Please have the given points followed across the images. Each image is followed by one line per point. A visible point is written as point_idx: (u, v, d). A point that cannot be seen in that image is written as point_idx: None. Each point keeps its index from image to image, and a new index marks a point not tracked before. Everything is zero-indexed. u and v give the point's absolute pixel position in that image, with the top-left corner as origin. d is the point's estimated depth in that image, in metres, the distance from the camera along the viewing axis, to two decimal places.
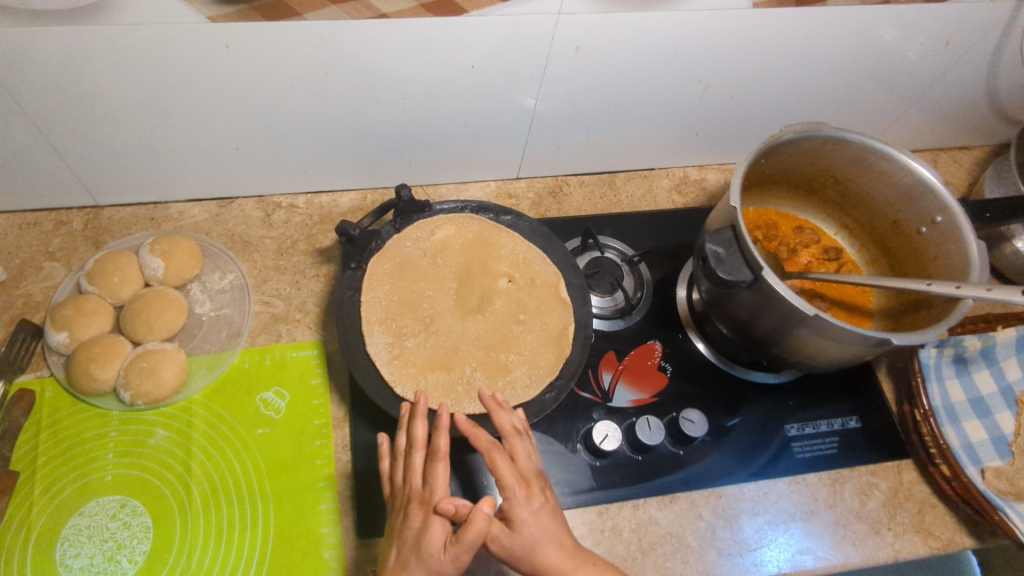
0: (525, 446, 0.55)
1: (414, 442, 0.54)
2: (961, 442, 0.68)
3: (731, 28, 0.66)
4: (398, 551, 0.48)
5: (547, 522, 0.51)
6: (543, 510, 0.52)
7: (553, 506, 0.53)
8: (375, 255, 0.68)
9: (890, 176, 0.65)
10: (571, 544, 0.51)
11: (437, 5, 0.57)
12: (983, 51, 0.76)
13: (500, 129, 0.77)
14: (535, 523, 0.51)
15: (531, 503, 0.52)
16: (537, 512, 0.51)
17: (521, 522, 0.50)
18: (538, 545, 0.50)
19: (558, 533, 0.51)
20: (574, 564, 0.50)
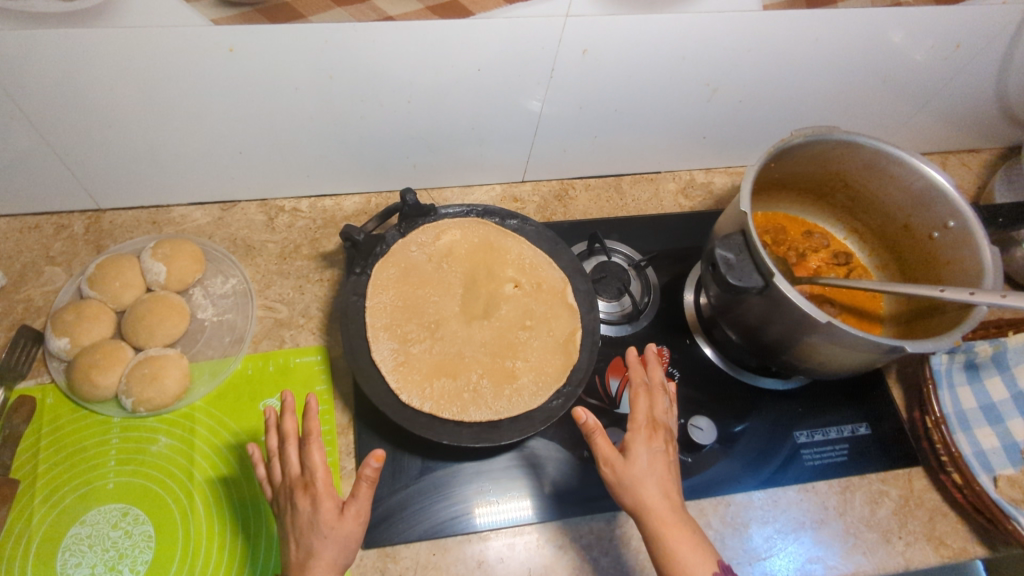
0: (666, 402, 0.59)
1: (285, 433, 0.56)
2: (973, 450, 0.67)
3: (739, 31, 0.65)
4: (298, 540, 0.51)
5: (662, 469, 0.54)
6: (661, 456, 0.54)
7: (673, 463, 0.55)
8: (380, 260, 0.67)
9: (901, 180, 0.64)
10: (674, 496, 0.53)
11: (443, 7, 0.56)
12: (993, 55, 0.75)
13: (505, 132, 0.76)
14: (652, 462, 0.53)
15: (652, 444, 0.55)
16: (654, 455, 0.54)
17: (637, 457, 0.53)
18: (645, 481, 0.52)
19: (666, 481, 0.53)
20: (672, 519, 0.51)
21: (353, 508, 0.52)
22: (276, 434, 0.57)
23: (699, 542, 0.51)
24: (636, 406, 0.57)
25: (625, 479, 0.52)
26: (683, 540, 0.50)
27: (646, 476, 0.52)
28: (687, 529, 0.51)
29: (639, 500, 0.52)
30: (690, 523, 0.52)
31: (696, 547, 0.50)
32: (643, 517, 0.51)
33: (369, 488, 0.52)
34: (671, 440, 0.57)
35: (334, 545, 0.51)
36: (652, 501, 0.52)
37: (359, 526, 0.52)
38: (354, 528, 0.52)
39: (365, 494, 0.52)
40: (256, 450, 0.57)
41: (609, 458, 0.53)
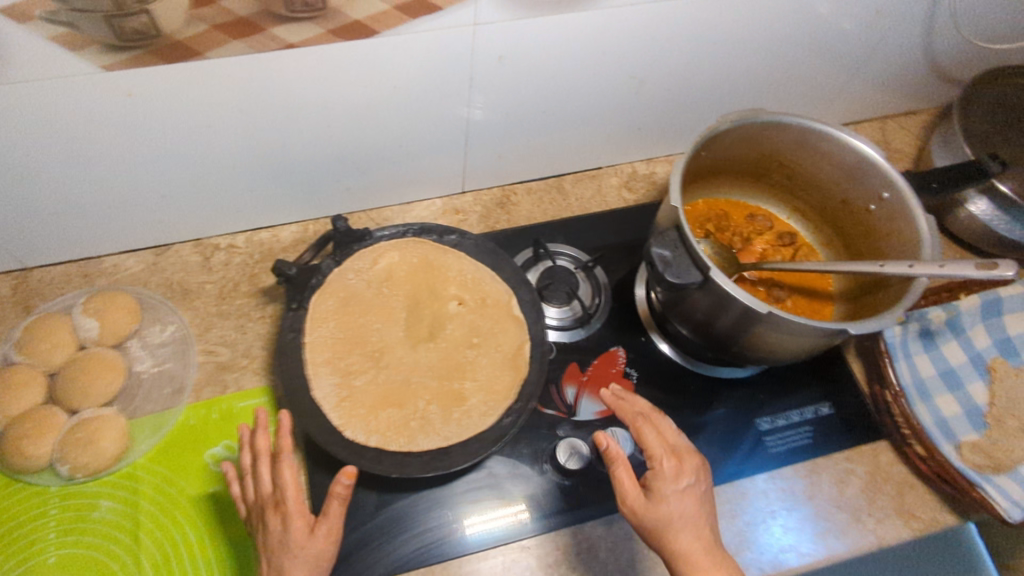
0: (670, 427, 0.60)
1: (258, 451, 0.56)
2: (935, 420, 0.66)
3: (653, 20, 0.64)
4: (270, 560, 0.51)
5: (693, 506, 0.54)
6: (689, 493, 0.55)
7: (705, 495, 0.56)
8: (316, 293, 0.64)
9: (832, 155, 0.64)
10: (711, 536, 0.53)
11: (345, 29, 0.54)
12: (915, 17, 0.74)
13: (435, 146, 0.73)
14: (684, 501, 0.54)
15: (678, 481, 0.55)
16: (684, 494, 0.54)
17: (666, 497, 0.54)
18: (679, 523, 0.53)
19: (699, 523, 0.53)
20: (710, 563, 0.52)
21: (325, 526, 0.52)
22: (248, 452, 0.57)
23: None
24: (646, 438, 0.58)
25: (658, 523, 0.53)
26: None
27: (683, 520, 0.53)
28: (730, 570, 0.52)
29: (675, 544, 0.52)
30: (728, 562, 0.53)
31: None
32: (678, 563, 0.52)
33: (338, 505, 0.52)
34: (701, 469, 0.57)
35: (304, 565, 0.51)
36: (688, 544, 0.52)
37: (330, 544, 0.52)
38: (325, 546, 0.52)
39: (336, 511, 0.52)
40: (229, 468, 0.57)
41: (636, 500, 0.54)
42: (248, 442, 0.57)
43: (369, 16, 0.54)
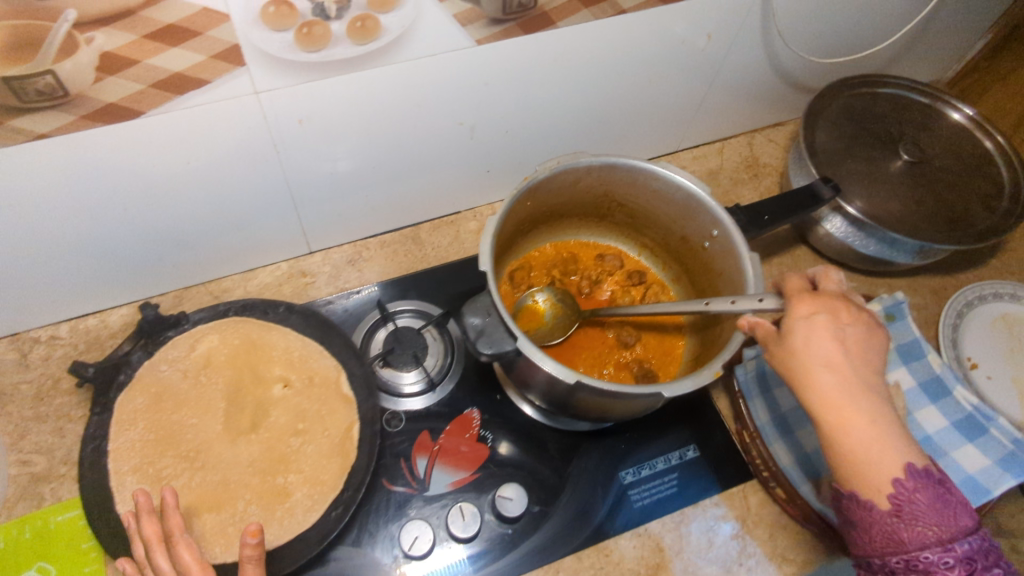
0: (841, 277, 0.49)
1: (147, 540, 0.49)
2: (796, 458, 0.64)
3: (464, 68, 0.59)
4: None
5: (818, 342, 0.44)
6: (822, 323, 0.45)
7: (842, 329, 0.45)
8: (123, 391, 0.59)
9: (663, 194, 0.61)
10: (863, 367, 0.44)
11: (102, 113, 0.48)
12: (751, 35, 0.72)
13: (261, 214, 0.67)
14: (805, 340, 0.44)
15: (797, 317, 0.46)
16: (812, 321, 0.45)
17: (823, 334, 0.44)
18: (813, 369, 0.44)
19: (829, 355, 0.44)
20: (844, 401, 0.43)
21: None
22: (140, 544, 0.50)
23: (887, 428, 0.43)
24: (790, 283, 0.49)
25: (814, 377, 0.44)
26: (883, 431, 0.42)
27: (831, 365, 0.43)
28: (866, 405, 0.43)
29: (832, 389, 0.43)
30: (854, 393, 0.43)
31: (872, 423, 0.42)
32: (827, 420, 0.43)
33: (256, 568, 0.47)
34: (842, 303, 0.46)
35: None
36: (861, 389, 0.43)
37: None
38: None
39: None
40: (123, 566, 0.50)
41: (791, 352, 0.45)
42: (138, 532, 0.51)
43: (125, 99, 0.48)
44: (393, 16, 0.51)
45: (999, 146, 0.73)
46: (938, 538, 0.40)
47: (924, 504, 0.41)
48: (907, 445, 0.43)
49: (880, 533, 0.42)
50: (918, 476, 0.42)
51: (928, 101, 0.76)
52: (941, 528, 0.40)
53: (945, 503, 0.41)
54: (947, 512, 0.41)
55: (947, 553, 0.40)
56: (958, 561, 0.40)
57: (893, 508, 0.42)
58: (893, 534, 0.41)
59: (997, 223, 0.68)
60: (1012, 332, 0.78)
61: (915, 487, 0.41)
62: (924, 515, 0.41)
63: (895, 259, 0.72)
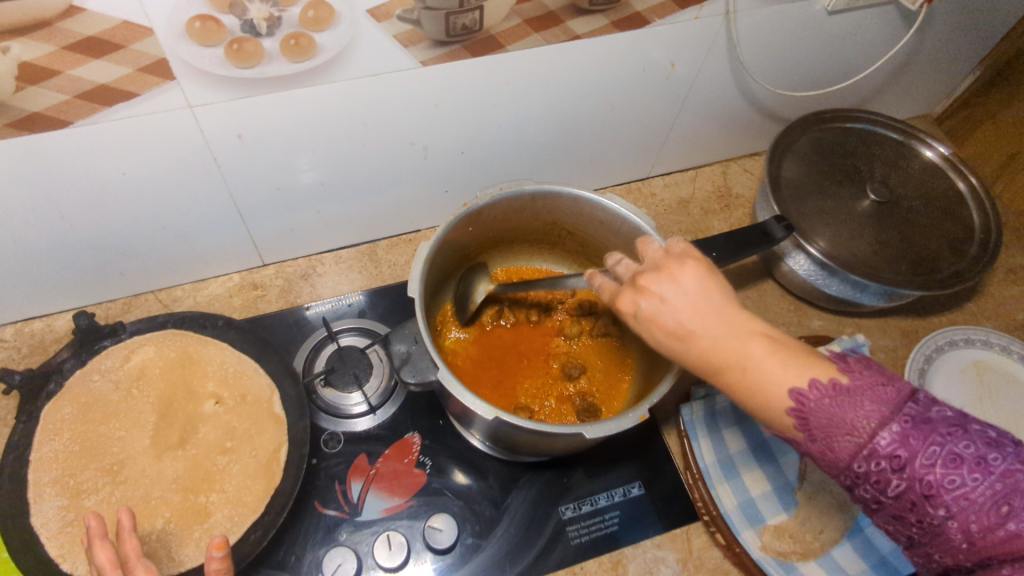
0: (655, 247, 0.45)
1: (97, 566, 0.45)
2: (739, 502, 0.63)
3: (412, 89, 0.59)
4: None
5: (656, 328, 0.39)
6: (677, 291, 0.39)
7: (668, 303, 0.39)
8: (52, 400, 0.58)
9: (610, 224, 0.61)
10: (705, 320, 0.38)
11: (27, 121, 0.47)
12: (719, 63, 0.70)
13: (211, 225, 0.67)
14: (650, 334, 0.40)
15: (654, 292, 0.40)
16: (665, 293, 0.39)
17: (657, 319, 0.39)
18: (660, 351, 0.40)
19: (704, 321, 0.38)
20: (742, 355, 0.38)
21: None
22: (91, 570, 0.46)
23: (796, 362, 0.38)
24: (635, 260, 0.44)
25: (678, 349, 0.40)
26: (780, 360, 0.38)
27: (681, 343, 0.39)
28: (733, 349, 0.38)
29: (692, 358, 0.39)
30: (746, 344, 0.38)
31: (782, 362, 0.37)
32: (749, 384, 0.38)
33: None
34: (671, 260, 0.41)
35: None
36: (710, 345, 0.38)
37: None
38: None
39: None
40: None
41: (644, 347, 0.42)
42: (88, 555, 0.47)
43: (50, 108, 0.47)
44: (327, 34, 0.50)
45: (971, 188, 0.75)
46: (858, 444, 0.36)
47: (826, 418, 0.36)
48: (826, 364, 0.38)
49: (817, 460, 0.38)
50: (807, 393, 0.37)
51: (902, 137, 0.78)
52: (854, 433, 0.36)
53: (854, 402, 0.36)
54: (857, 413, 0.36)
55: (872, 460, 0.35)
56: (885, 461, 0.35)
57: (805, 433, 0.37)
58: (825, 459, 0.37)
59: (964, 269, 0.69)
60: (983, 379, 0.75)
61: (811, 404, 0.37)
62: (835, 427, 0.36)
63: (861, 299, 0.72)
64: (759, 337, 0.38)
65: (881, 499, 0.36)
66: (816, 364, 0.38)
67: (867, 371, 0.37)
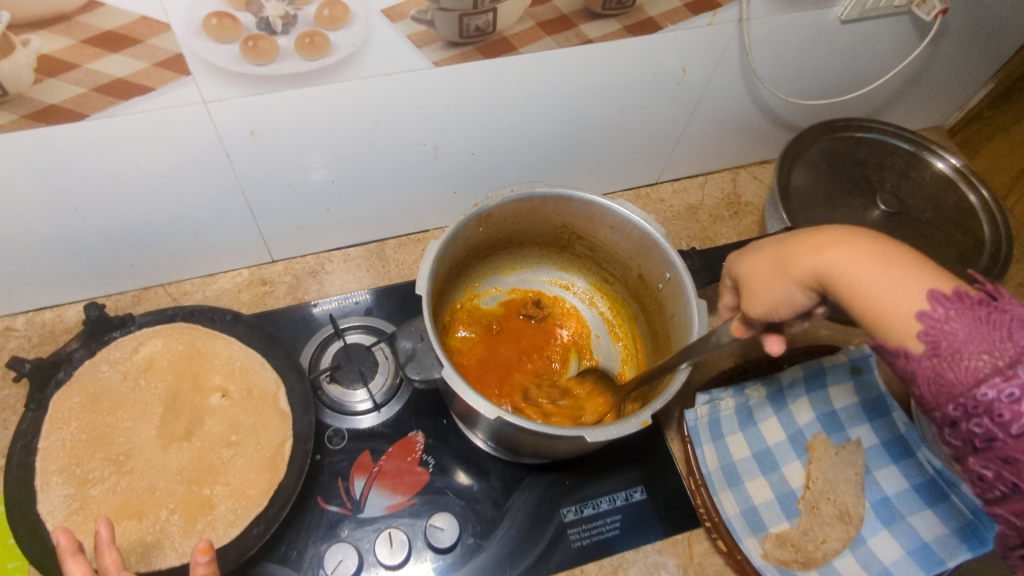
0: None
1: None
2: (741, 509, 0.63)
3: (424, 90, 0.59)
4: None
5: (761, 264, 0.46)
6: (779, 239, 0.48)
7: (773, 245, 0.46)
8: (60, 389, 0.59)
9: (621, 230, 0.61)
10: (834, 243, 0.42)
11: (44, 113, 0.48)
12: (732, 70, 0.70)
13: (221, 220, 0.68)
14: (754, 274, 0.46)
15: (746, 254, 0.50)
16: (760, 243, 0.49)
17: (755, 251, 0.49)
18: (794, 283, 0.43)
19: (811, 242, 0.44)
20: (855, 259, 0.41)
21: None
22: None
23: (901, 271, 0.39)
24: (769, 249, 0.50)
25: (802, 258, 0.43)
26: (887, 266, 0.40)
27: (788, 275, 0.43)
28: (863, 260, 0.40)
29: (818, 270, 0.42)
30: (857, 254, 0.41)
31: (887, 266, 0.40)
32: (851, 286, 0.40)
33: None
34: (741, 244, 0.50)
35: None
36: (839, 258, 0.41)
37: None
38: None
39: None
40: None
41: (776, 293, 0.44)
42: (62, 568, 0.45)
43: (67, 101, 0.48)
44: (342, 33, 0.50)
45: (982, 200, 0.75)
46: (994, 367, 0.35)
47: (964, 335, 0.36)
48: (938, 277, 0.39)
49: (929, 377, 0.37)
50: (945, 304, 0.37)
51: (913, 148, 0.78)
52: (992, 353, 0.35)
53: (995, 326, 0.35)
54: (997, 334, 0.35)
55: (1006, 384, 0.34)
56: (1023, 388, 0.34)
57: (930, 347, 0.37)
58: (941, 376, 0.36)
59: (973, 282, 0.69)
60: None
61: (947, 315, 0.37)
62: (968, 344, 0.36)
63: None
64: (876, 242, 0.41)
65: (994, 435, 0.35)
66: (956, 281, 0.38)
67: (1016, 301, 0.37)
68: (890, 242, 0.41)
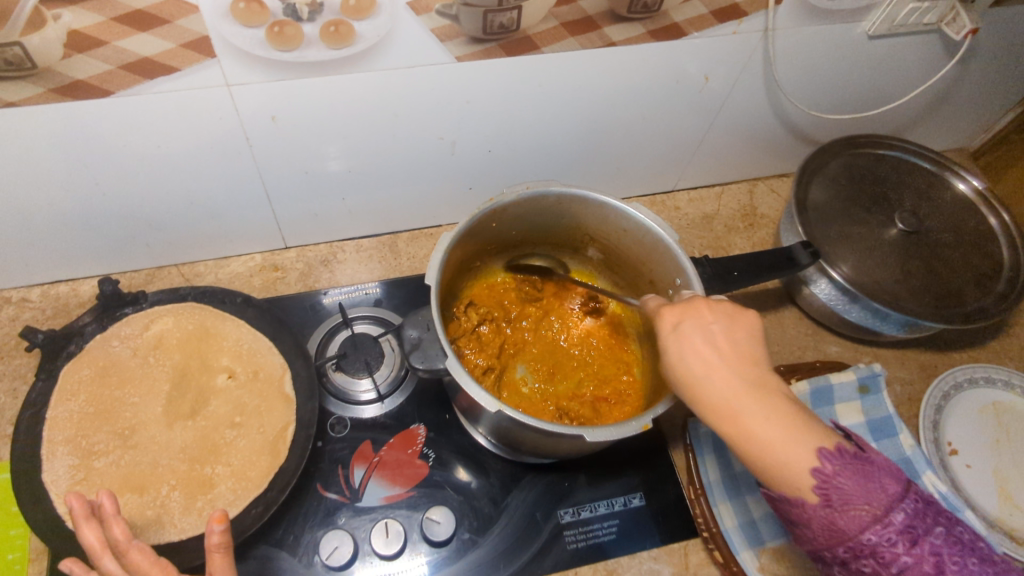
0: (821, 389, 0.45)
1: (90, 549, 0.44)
2: (740, 521, 0.62)
3: (446, 84, 0.59)
4: None
5: (688, 347, 0.45)
6: (705, 337, 0.45)
7: (708, 329, 0.45)
8: (71, 361, 0.59)
9: (634, 234, 0.61)
10: (748, 370, 0.43)
11: (71, 88, 0.48)
12: (755, 80, 0.70)
13: (238, 204, 0.69)
14: (678, 347, 0.45)
15: (683, 327, 0.46)
16: (682, 336, 0.46)
17: (685, 339, 0.45)
18: (701, 382, 0.44)
19: (730, 380, 0.43)
20: (757, 418, 0.41)
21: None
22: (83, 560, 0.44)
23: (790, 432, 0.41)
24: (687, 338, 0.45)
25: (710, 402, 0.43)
26: (779, 429, 0.41)
27: (704, 372, 0.44)
28: (759, 403, 0.42)
29: (716, 416, 0.43)
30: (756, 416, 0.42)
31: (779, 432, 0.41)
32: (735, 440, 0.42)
33: (226, 557, 0.44)
34: (702, 301, 0.48)
35: None
36: (743, 390, 0.42)
37: None
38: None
39: (222, 566, 0.43)
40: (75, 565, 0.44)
41: (686, 370, 0.45)
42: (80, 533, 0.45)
43: (94, 77, 0.48)
44: (368, 23, 0.51)
45: (1002, 224, 0.73)
46: (873, 516, 0.38)
47: (849, 489, 0.39)
48: (815, 432, 0.41)
49: (819, 527, 0.40)
50: (832, 457, 0.40)
51: (935, 168, 0.77)
52: (872, 506, 0.38)
53: (871, 477, 0.39)
54: (872, 485, 0.39)
55: (885, 533, 0.38)
56: (897, 536, 0.37)
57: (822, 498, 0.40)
58: (831, 527, 0.39)
59: (987, 305, 0.68)
60: (1000, 421, 0.73)
61: (836, 469, 0.40)
62: (853, 496, 0.39)
63: (881, 328, 0.71)
64: (783, 413, 0.41)
65: None
66: (833, 436, 0.42)
67: (876, 453, 0.41)
68: (790, 405, 0.42)
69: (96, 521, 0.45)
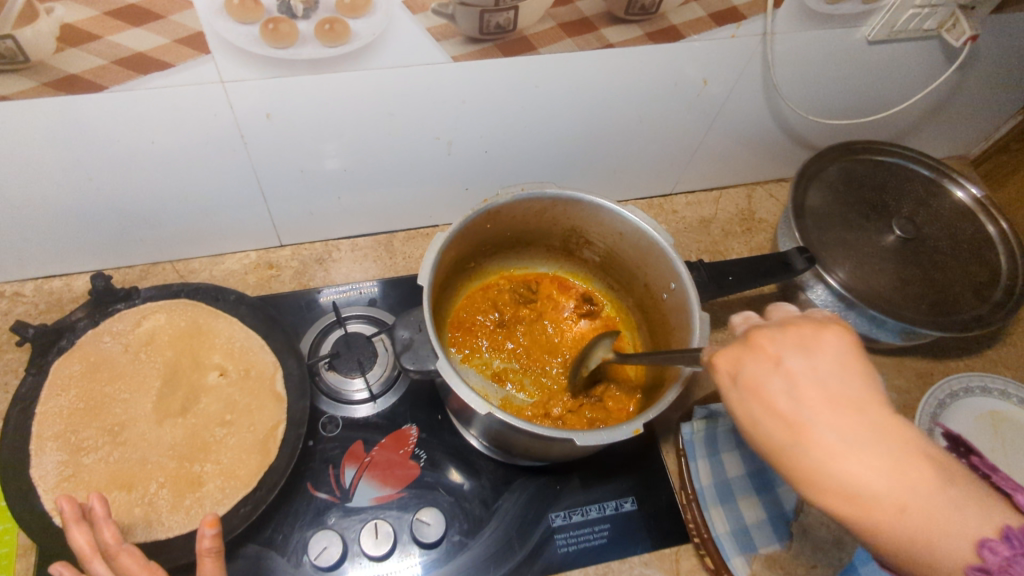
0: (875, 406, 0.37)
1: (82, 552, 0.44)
2: (732, 528, 0.62)
3: (442, 84, 0.59)
4: None
5: (762, 405, 0.34)
6: (790, 391, 0.34)
7: (781, 373, 0.34)
8: (62, 356, 0.59)
9: (629, 237, 0.60)
10: (863, 425, 0.32)
11: (64, 83, 0.48)
12: (754, 84, 0.70)
13: (233, 201, 0.68)
14: (748, 409, 0.35)
15: (759, 376, 0.35)
16: (760, 388, 0.35)
17: (759, 392, 0.35)
18: (794, 453, 0.33)
19: (849, 451, 0.31)
20: (887, 497, 0.31)
21: None
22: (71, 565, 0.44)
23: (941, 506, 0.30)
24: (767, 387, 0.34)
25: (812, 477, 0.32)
26: (920, 509, 0.30)
27: (796, 438, 0.33)
28: (892, 473, 0.31)
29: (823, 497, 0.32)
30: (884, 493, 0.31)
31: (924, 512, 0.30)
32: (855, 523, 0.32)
33: (216, 561, 0.44)
34: (760, 333, 0.37)
35: None
36: (854, 455, 0.31)
37: None
38: None
39: (213, 570, 0.43)
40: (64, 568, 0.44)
41: (766, 438, 0.34)
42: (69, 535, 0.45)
43: (87, 72, 0.48)
44: (363, 21, 0.50)
45: (1000, 232, 0.73)
46: None
47: None
48: (975, 505, 0.31)
49: None
50: (999, 546, 0.29)
51: (933, 175, 0.76)
52: None
53: None
54: None
55: None
56: None
57: None
58: None
59: (984, 314, 0.68)
60: (996, 430, 0.73)
61: (1007, 564, 0.29)
62: None
63: (877, 335, 0.70)
64: (929, 485, 0.31)
65: None
66: (994, 511, 0.31)
67: None
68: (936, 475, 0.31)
69: (87, 525, 0.45)
